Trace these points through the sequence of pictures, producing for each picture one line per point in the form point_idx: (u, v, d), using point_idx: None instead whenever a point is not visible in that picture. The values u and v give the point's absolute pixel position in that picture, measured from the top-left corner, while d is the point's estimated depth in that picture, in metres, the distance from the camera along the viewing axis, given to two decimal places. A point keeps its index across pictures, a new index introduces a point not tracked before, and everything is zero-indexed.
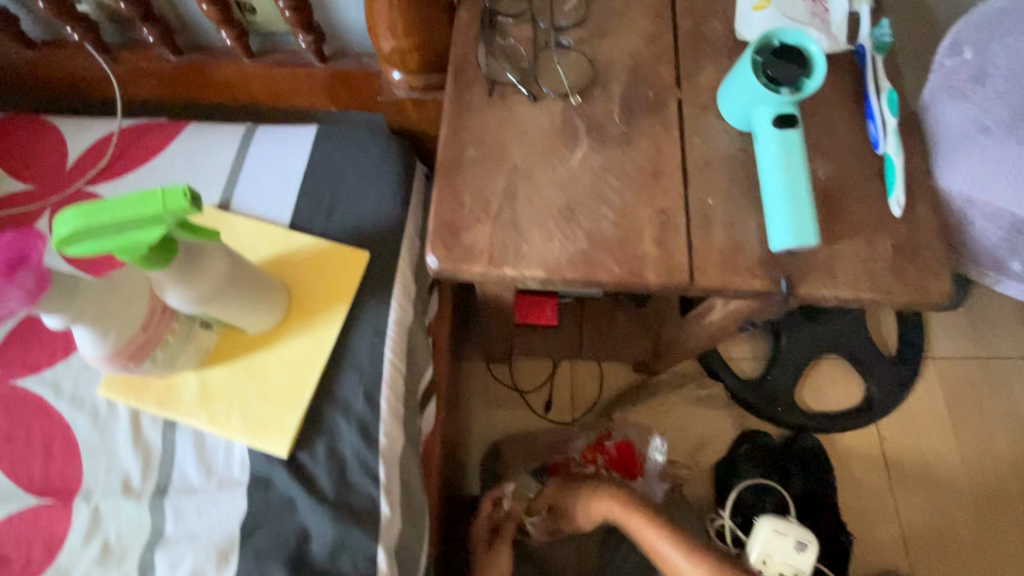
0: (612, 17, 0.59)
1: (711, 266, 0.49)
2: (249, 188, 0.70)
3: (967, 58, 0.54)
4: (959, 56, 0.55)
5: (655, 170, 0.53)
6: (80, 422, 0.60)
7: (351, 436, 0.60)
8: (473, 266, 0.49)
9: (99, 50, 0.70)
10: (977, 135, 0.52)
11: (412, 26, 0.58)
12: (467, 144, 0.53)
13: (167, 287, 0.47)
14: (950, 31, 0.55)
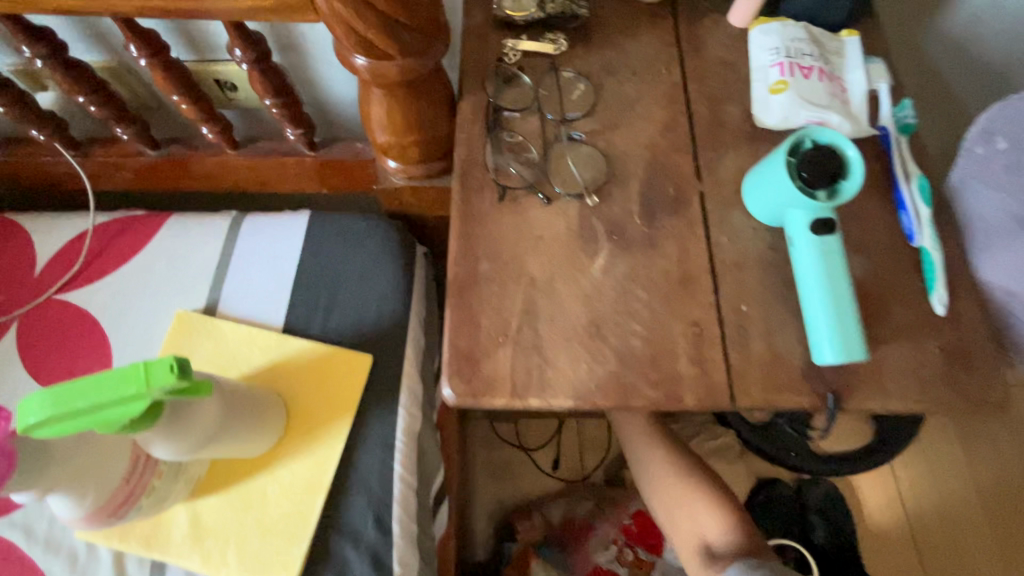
0: (623, 105, 0.56)
1: (753, 385, 0.45)
2: (238, 288, 0.65)
3: (1001, 148, 0.48)
4: (992, 145, 0.48)
5: (684, 276, 0.49)
6: (57, 570, 0.54)
7: (362, 570, 0.54)
8: (495, 400, 0.44)
9: (68, 147, 0.65)
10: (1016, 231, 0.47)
11: (411, 124, 0.54)
12: (480, 257, 0.49)
13: (153, 444, 0.42)
14: (981, 117, 0.49)
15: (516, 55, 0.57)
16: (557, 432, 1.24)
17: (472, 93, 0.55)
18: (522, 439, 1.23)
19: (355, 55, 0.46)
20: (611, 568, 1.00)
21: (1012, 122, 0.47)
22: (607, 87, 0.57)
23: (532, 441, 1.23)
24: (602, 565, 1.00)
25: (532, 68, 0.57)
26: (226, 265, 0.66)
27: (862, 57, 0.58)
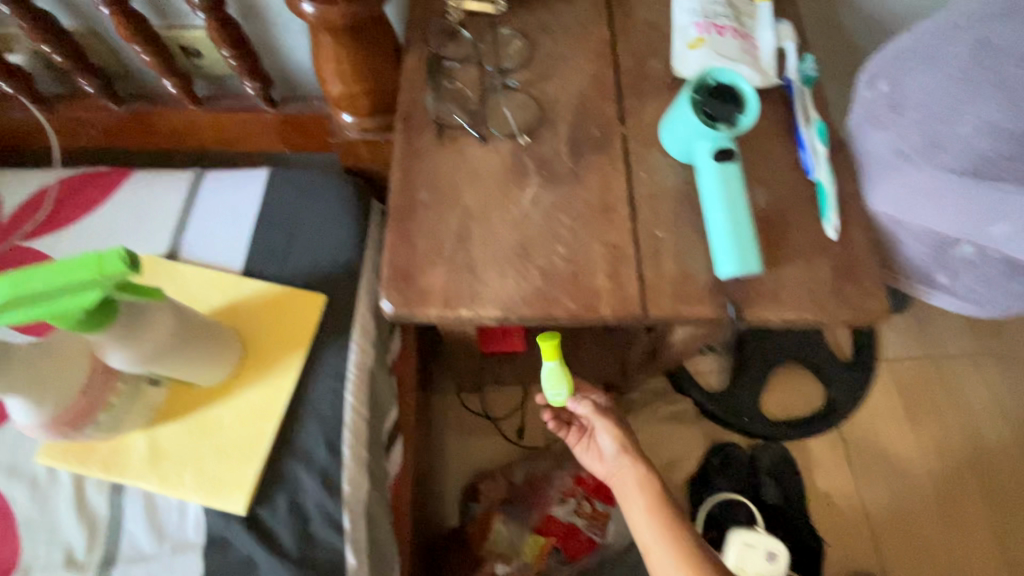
0: (556, 59, 0.61)
1: (663, 297, 0.51)
2: (199, 235, 0.68)
3: (883, 90, 0.53)
4: (877, 88, 0.54)
5: (604, 205, 0.54)
6: (17, 494, 0.57)
7: (313, 487, 0.58)
8: (429, 310, 0.49)
9: (33, 100, 0.67)
10: (896, 163, 0.53)
11: (360, 73, 0.59)
12: (419, 188, 0.53)
13: (108, 349, 0.46)
14: (870, 64, 0.55)
15: (458, 13, 0.62)
16: (522, 402, 1.28)
17: (416, 46, 0.60)
18: (488, 409, 1.27)
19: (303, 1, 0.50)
20: (570, 521, 1.06)
21: (891, 65, 0.52)
22: (542, 43, 0.62)
23: (497, 411, 1.27)
24: (561, 518, 1.06)
25: (473, 25, 0.62)
26: (188, 215, 0.70)
27: (772, 18, 0.64)
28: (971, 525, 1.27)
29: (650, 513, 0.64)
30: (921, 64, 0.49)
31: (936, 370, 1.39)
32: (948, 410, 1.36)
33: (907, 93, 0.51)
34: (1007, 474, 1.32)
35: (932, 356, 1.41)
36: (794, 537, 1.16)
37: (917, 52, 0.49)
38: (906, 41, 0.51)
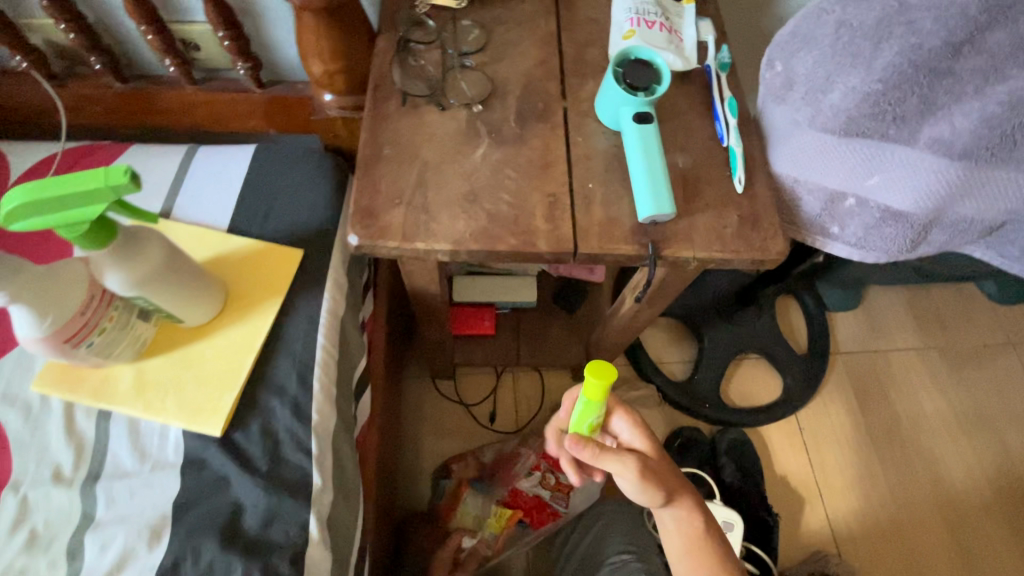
0: (508, 45, 0.71)
1: (593, 236, 0.59)
2: (189, 198, 0.76)
3: (778, 71, 0.62)
4: (773, 70, 0.63)
5: (544, 162, 0.63)
6: (11, 418, 0.62)
7: (284, 415, 0.64)
8: (388, 242, 0.56)
9: (45, 77, 0.76)
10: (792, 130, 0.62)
11: (337, 53, 0.68)
12: (384, 145, 0.62)
13: (106, 269, 0.53)
14: (766, 50, 0.63)
15: (425, 6, 0.72)
16: (494, 388, 1.34)
17: (387, 32, 0.70)
18: (461, 394, 1.33)
19: None
20: (535, 493, 1.10)
21: (782, 49, 0.61)
22: (497, 32, 0.72)
23: (470, 397, 1.33)
24: (527, 491, 1.10)
25: (437, 16, 0.72)
26: (180, 181, 0.77)
27: (695, 17, 0.75)
28: (925, 513, 1.30)
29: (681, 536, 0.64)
30: (803, 46, 0.58)
31: (889, 364, 1.44)
32: (899, 402, 1.40)
33: (796, 71, 0.60)
34: (958, 469, 1.34)
35: (886, 349, 1.46)
36: (751, 511, 1.22)
37: (799, 36, 0.58)
38: (790, 27, 0.60)
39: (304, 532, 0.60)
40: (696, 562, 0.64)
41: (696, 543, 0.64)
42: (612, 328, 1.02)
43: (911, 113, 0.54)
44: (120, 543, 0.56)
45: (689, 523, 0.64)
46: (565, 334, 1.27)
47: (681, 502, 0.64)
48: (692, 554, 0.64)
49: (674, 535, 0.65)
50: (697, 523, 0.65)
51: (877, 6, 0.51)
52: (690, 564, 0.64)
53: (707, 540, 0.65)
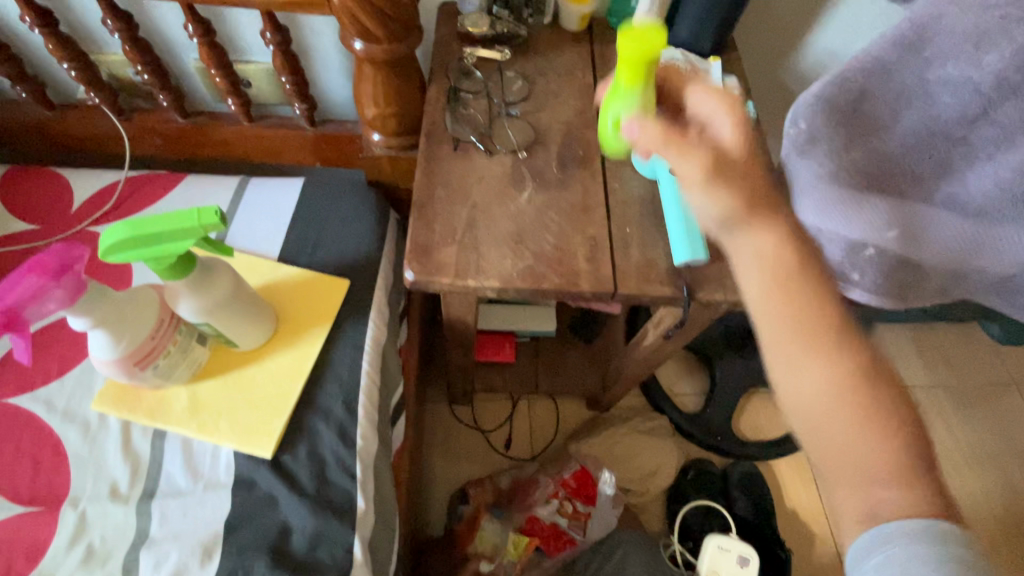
0: (549, 96, 0.77)
1: (630, 277, 0.63)
2: (242, 228, 0.80)
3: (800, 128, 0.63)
4: (796, 127, 0.64)
5: (585, 206, 0.67)
6: (71, 435, 0.65)
7: (330, 439, 0.67)
8: (442, 278, 0.60)
9: (114, 111, 0.81)
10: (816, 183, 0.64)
11: (391, 99, 0.74)
12: (437, 186, 0.66)
13: (181, 297, 0.56)
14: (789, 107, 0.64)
15: (473, 58, 0.78)
16: (510, 414, 1.37)
17: (438, 81, 0.75)
18: (478, 420, 1.35)
19: (356, 39, 0.65)
20: (553, 521, 1.11)
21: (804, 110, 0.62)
22: (538, 83, 0.77)
23: (486, 423, 1.35)
24: (545, 519, 1.11)
25: (484, 67, 0.78)
26: (234, 211, 0.82)
27: (722, 75, 0.81)
28: None
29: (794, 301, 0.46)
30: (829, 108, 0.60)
31: None
32: None
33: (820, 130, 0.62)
34: (967, 508, 1.35)
35: None
36: (767, 547, 1.22)
37: (824, 99, 0.60)
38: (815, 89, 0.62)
39: (348, 555, 0.62)
40: (784, 297, 0.47)
41: (788, 281, 0.47)
42: (632, 360, 1.06)
43: (926, 174, 0.60)
44: (174, 560, 0.58)
45: (798, 315, 0.46)
46: (582, 363, 1.30)
47: (766, 238, 0.48)
48: (796, 302, 0.46)
49: (758, 266, 0.48)
50: (788, 265, 0.47)
51: (896, 81, 0.57)
52: (783, 320, 0.46)
53: (798, 247, 0.48)
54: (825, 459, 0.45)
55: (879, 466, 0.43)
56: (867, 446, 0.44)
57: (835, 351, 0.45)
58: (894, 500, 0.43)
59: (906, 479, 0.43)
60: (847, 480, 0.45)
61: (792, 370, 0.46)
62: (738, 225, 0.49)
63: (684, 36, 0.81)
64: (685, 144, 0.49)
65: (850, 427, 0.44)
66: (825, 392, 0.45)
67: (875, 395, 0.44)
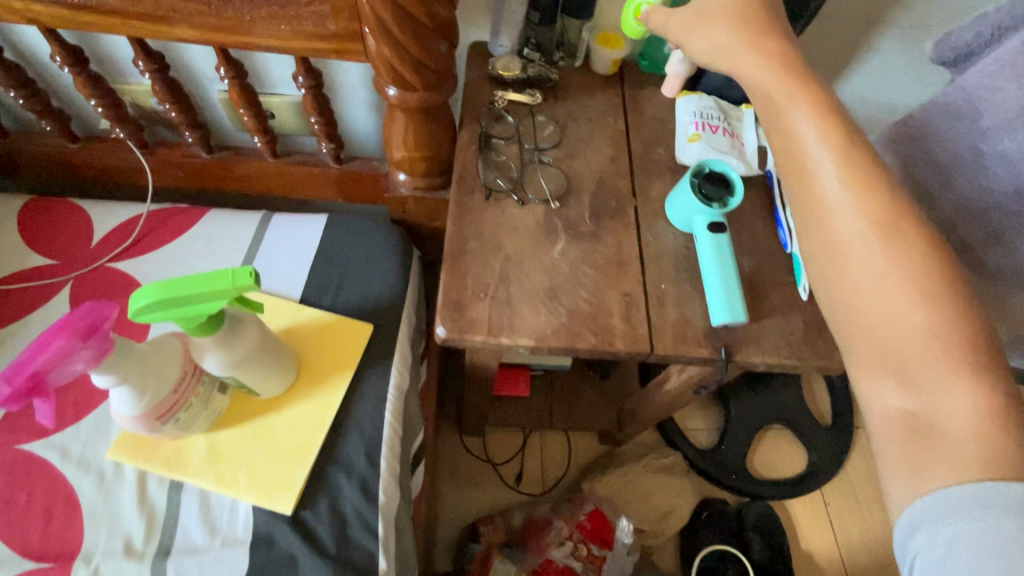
0: (581, 142, 0.75)
1: (666, 337, 0.61)
2: (264, 267, 0.79)
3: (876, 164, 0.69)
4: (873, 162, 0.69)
5: (619, 260, 0.66)
6: (85, 485, 0.63)
7: (352, 494, 0.65)
8: (475, 336, 0.59)
9: (138, 145, 0.80)
10: None
11: (422, 143, 0.72)
12: (469, 237, 0.65)
13: (208, 353, 0.55)
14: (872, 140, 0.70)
15: (503, 102, 0.77)
16: (522, 446, 1.35)
17: (469, 125, 0.74)
18: (489, 452, 1.33)
19: (390, 86, 0.64)
20: (567, 564, 1.08)
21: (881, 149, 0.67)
22: (570, 129, 0.76)
23: (498, 455, 1.33)
24: (559, 561, 1.08)
25: (515, 111, 0.77)
26: (256, 249, 0.80)
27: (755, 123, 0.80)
28: None
29: (848, 189, 0.46)
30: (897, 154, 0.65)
31: None
32: None
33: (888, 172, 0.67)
34: None
35: None
36: None
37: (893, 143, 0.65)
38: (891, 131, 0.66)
39: None
40: (808, 168, 0.48)
41: (868, 183, 0.45)
42: (653, 401, 1.04)
43: (977, 243, 0.60)
44: None
45: (877, 211, 0.45)
46: (597, 397, 1.28)
47: (844, 147, 0.46)
48: (880, 215, 0.45)
49: (839, 178, 0.46)
50: (869, 171, 0.46)
51: (952, 147, 0.58)
52: (865, 212, 0.45)
53: (876, 166, 0.46)
54: (879, 357, 0.43)
55: (948, 368, 0.40)
56: (933, 349, 0.41)
57: (915, 262, 0.43)
58: (962, 404, 0.40)
59: (982, 388, 0.40)
60: (902, 380, 0.42)
61: (823, 223, 0.47)
62: (812, 140, 0.47)
63: (717, 83, 0.80)
64: (774, 48, 0.50)
65: (922, 322, 0.42)
66: (891, 291, 0.43)
67: (952, 292, 0.42)
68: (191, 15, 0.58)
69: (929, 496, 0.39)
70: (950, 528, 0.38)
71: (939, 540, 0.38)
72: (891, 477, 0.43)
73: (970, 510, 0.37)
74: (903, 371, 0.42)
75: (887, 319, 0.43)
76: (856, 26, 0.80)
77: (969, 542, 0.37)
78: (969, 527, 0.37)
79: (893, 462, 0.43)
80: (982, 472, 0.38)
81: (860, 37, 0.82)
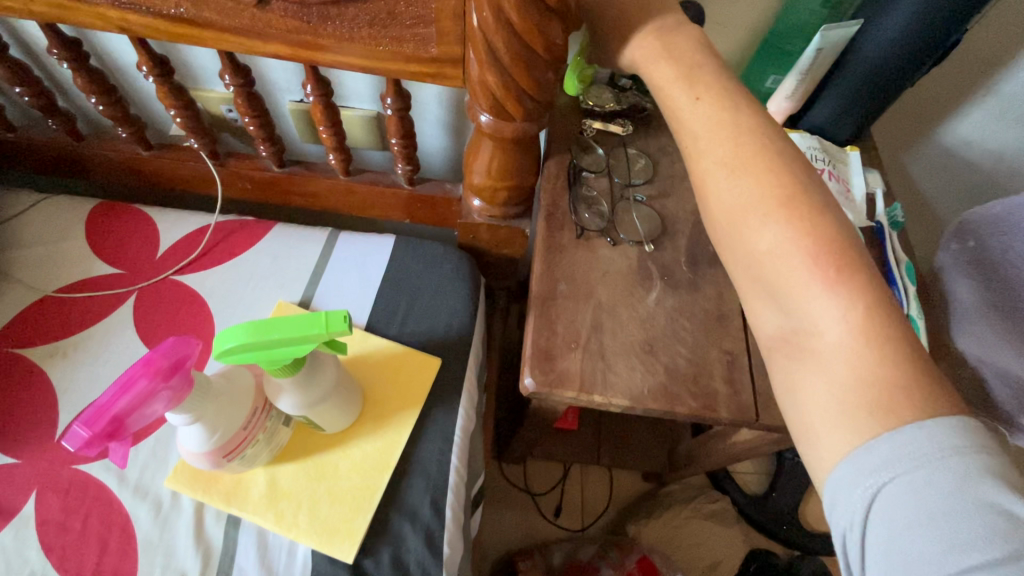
0: (675, 179, 0.70)
1: (774, 405, 0.56)
2: (331, 290, 0.76)
3: None
4: None
5: (720, 314, 0.60)
6: (142, 514, 0.60)
7: (416, 545, 0.60)
8: (566, 391, 0.54)
9: (211, 155, 0.78)
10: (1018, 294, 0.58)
11: (507, 172, 0.68)
12: (559, 280, 0.60)
13: (284, 393, 0.51)
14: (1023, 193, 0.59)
15: (592, 131, 0.72)
16: (562, 478, 1.30)
17: (557, 156, 0.70)
18: (528, 482, 1.28)
19: (482, 113, 0.60)
20: None
21: None
22: (663, 164, 0.71)
23: (537, 485, 1.28)
24: None
25: (605, 143, 0.72)
26: (321, 269, 0.77)
27: (862, 167, 0.74)
28: None
29: (710, 123, 0.50)
30: None
31: None
32: None
33: None
34: None
35: None
36: None
37: None
38: None
39: None
40: (677, 111, 0.52)
41: (724, 125, 0.49)
42: (716, 450, 0.97)
43: None
44: None
45: (731, 142, 0.48)
46: (646, 434, 1.22)
47: (708, 99, 0.50)
48: (737, 154, 0.48)
49: (704, 126, 0.50)
50: (725, 114, 0.49)
51: None
52: (716, 144, 0.49)
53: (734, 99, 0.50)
54: (753, 284, 0.45)
55: (812, 282, 0.42)
56: (798, 267, 0.42)
57: (774, 187, 0.45)
58: (826, 315, 0.41)
59: (851, 298, 0.41)
60: (775, 302, 0.44)
61: (694, 161, 0.50)
62: (683, 97, 0.51)
63: (822, 120, 0.74)
64: (653, 24, 0.54)
65: (775, 241, 0.44)
66: (755, 218, 0.45)
67: (812, 211, 0.44)
68: (288, 33, 0.55)
69: (834, 470, 0.39)
70: (864, 496, 0.37)
71: (858, 515, 0.38)
72: (793, 420, 0.43)
73: (888, 464, 0.36)
74: (772, 287, 0.44)
75: (755, 239, 0.45)
76: (977, 65, 0.75)
77: (883, 510, 0.36)
78: (891, 477, 0.36)
79: (787, 397, 0.43)
80: (860, 388, 0.39)
81: (980, 78, 0.75)
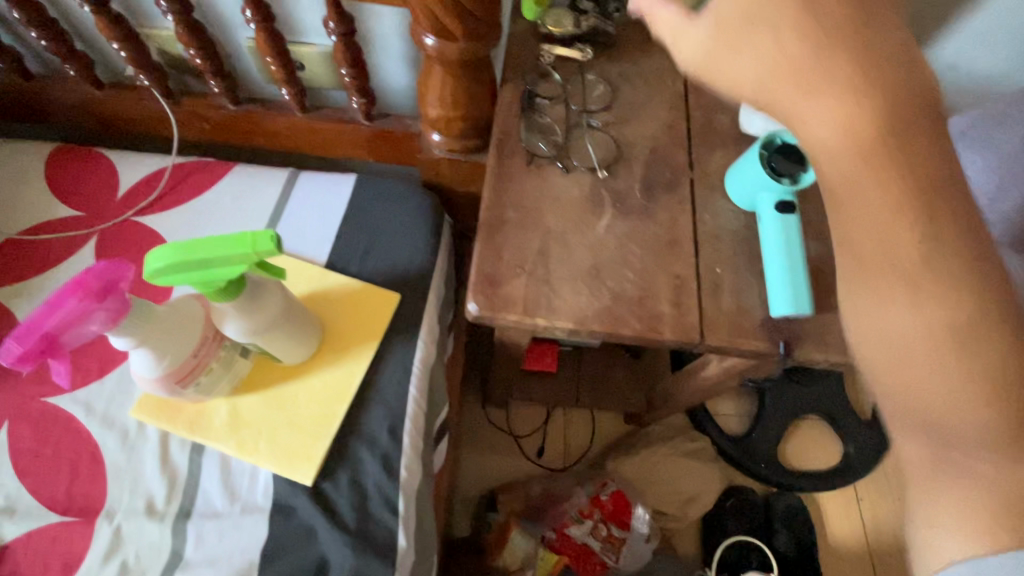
0: (635, 105, 0.68)
1: (719, 326, 0.56)
2: (290, 229, 0.76)
3: None
4: None
5: (672, 240, 0.59)
6: (109, 442, 0.62)
7: (374, 468, 0.63)
8: (509, 315, 0.54)
9: (164, 94, 0.76)
10: None
11: (460, 100, 0.66)
12: (508, 207, 0.60)
13: (229, 318, 0.52)
14: None
15: (551, 57, 0.69)
16: (545, 422, 1.32)
17: (512, 82, 0.68)
18: (511, 424, 1.31)
19: (427, 35, 0.58)
20: (585, 542, 1.07)
21: None
22: (623, 90, 0.69)
23: (520, 428, 1.30)
24: (577, 539, 1.07)
25: (563, 69, 0.69)
26: (281, 208, 0.77)
27: None
28: None
29: (850, 164, 0.35)
30: None
31: None
32: None
33: None
34: None
35: None
36: None
37: None
38: None
39: None
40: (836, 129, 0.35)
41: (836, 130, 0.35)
42: (687, 387, 0.98)
43: None
44: None
45: (907, 224, 0.33)
46: (625, 377, 1.23)
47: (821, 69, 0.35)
48: (908, 248, 0.33)
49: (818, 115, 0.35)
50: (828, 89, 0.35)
51: None
52: (899, 229, 0.34)
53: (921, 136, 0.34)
54: (898, 413, 0.35)
55: (970, 430, 0.32)
56: (958, 406, 0.32)
57: (897, 219, 0.34)
58: (985, 472, 0.32)
59: (1003, 442, 0.32)
60: (928, 436, 0.34)
61: (845, 222, 0.36)
62: (824, 127, 0.35)
63: None
64: None
65: (969, 391, 0.32)
66: (918, 343, 0.33)
67: (987, 337, 0.32)
68: None
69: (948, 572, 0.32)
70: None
71: None
72: (912, 529, 0.36)
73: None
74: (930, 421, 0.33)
75: (946, 385, 0.33)
76: None
77: None
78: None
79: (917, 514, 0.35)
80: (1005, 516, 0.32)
81: None
